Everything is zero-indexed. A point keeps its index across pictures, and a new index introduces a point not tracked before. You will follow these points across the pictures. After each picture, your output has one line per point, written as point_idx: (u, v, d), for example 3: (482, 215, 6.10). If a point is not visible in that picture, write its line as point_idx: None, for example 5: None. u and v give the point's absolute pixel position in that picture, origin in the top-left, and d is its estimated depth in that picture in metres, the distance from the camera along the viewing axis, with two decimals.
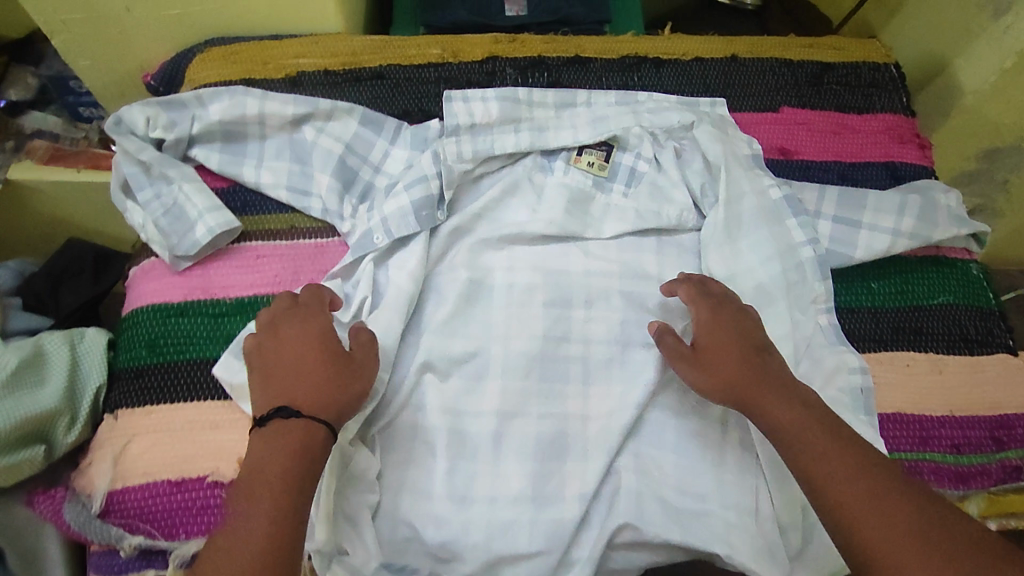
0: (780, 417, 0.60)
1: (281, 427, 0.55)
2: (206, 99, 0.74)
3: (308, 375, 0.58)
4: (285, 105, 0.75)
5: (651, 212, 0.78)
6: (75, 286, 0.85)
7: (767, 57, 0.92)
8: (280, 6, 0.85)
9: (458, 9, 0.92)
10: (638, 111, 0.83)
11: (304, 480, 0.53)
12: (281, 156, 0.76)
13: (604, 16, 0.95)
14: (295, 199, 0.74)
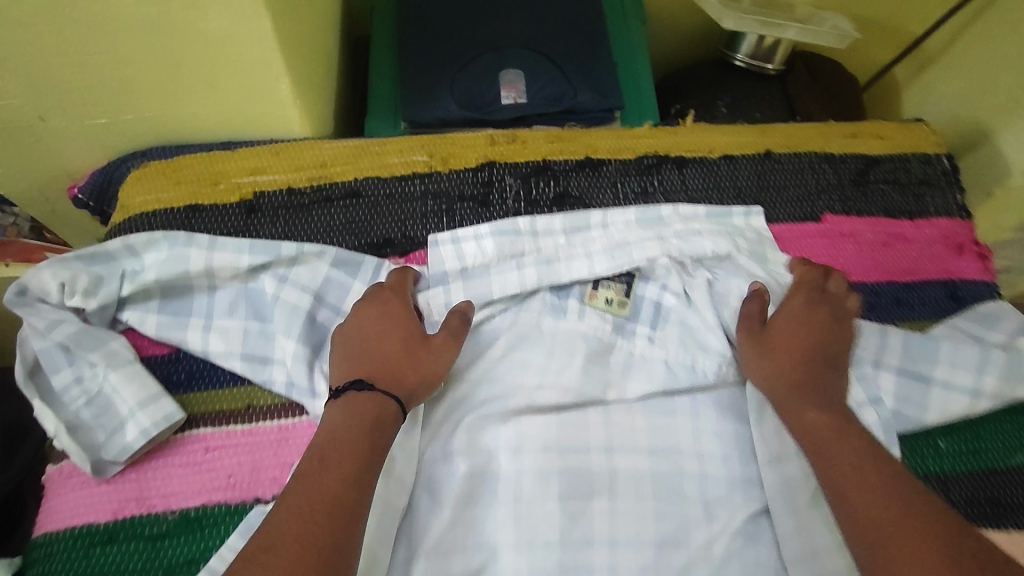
0: (817, 424, 0.58)
1: (358, 396, 0.56)
2: (140, 249, 0.63)
3: (386, 353, 0.59)
4: (239, 253, 0.64)
5: (682, 365, 0.67)
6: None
7: (805, 152, 0.79)
8: (231, 112, 0.70)
9: (448, 103, 0.79)
10: (665, 238, 0.71)
11: (376, 449, 0.53)
12: (237, 311, 0.65)
13: (614, 103, 0.82)
14: (254, 370, 0.62)
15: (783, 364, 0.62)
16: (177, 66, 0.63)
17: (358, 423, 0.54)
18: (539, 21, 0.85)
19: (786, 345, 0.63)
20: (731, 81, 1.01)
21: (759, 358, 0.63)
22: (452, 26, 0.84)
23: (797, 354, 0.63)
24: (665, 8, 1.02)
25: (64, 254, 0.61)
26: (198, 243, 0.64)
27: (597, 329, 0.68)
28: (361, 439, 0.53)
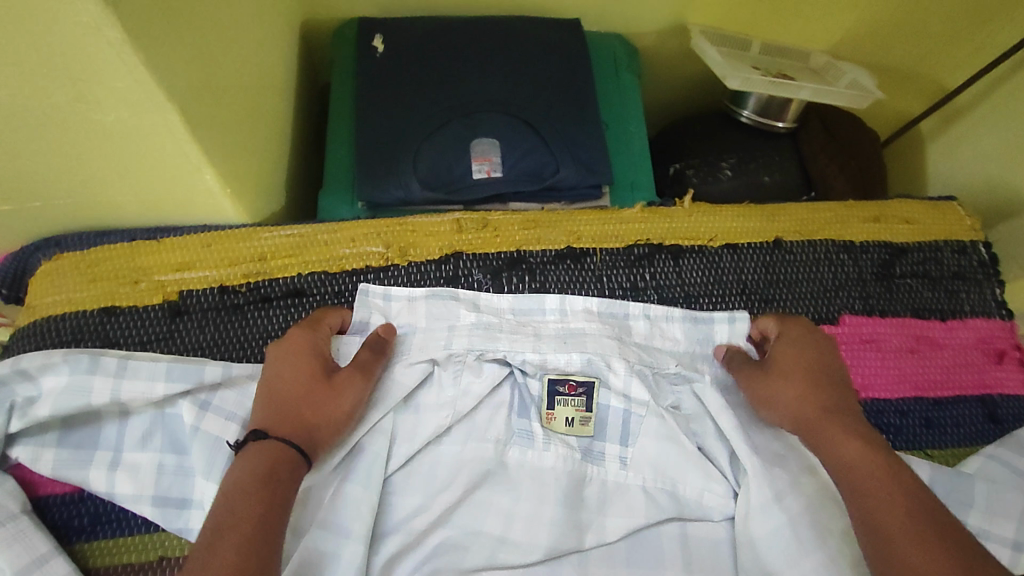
0: (838, 446, 0.51)
1: (260, 448, 0.49)
2: (32, 371, 0.53)
3: (281, 399, 0.52)
4: (152, 377, 0.54)
5: (665, 493, 0.59)
6: None
7: (820, 240, 0.69)
8: (153, 200, 0.61)
9: (411, 181, 0.69)
10: (624, 344, 0.62)
11: (277, 501, 0.46)
12: (151, 442, 0.55)
13: (602, 178, 0.72)
14: (166, 516, 0.53)
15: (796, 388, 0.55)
16: (77, 156, 0.53)
17: (266, 462, 0.48)
18: (517, 80, 0.76)
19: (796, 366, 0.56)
20: (736, 139, 0.89)
21: (772, 396, 0.56)
22: (420, 88, 0.74)
23: (797, 360, 0.56)
24: (664, 55, 0.91)
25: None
26: (105, 369, 0.54)
27: (563, 460, 0.59)
28: (262, 494, 0.46)
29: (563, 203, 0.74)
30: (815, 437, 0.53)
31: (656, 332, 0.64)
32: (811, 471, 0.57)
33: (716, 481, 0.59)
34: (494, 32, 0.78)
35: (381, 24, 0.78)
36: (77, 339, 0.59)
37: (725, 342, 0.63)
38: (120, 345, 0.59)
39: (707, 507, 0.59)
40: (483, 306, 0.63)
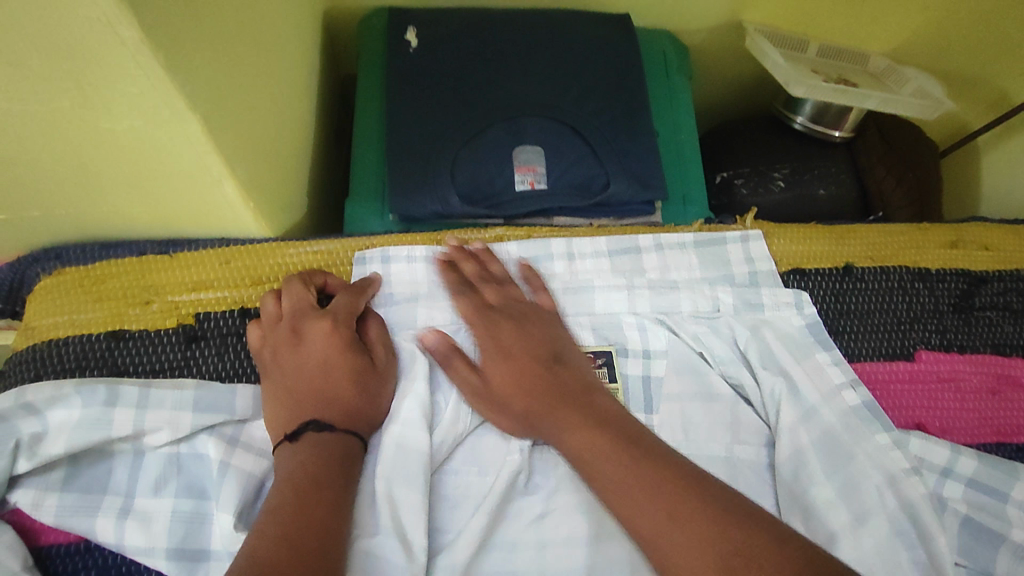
0: (576, 444, 0.45)
1: (317, 438, 0.46)
2: (40, 405, 0.48)
3: (328, 383, 0.48)
4: (174, 410, 0.50)
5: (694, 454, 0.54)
6: None
7: (894, 266, 0.63)
8: (167, 212, 0.54)
9: (448, 194, 0.63)
10: (637, 287, 0.59)
11: (336, 477, 0.44)
12: (163, 489, 0.48)
13: (656, 192, 0.66)
14: (183, 572, 0.46)
15: (522, 406, 0.49)
16: (81, 167, 0.47)
17: (318, 453, 0.45)
18: (563, 82, 0.69)
19: (508, 377, 0.50)
20: (791, 148, 0.83)
21: (495, 414, 0.51)
22: (456, 88, 0.68)
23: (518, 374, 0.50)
24: (713, 55, 0.85)
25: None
26: (125, 400, 0.49)
27: None
28: (321, 471, 0.44)
29: (611, 220, 0.67)
30: (587, 471, 0.44)
31: (670, 265, 0.61)
32: (838, 400, 0.55)
33: (742, 412, 0.56)
34: (537, 27, 0.72)
35: (413, 17, 0.71)
36: (82, 368, 0.53)
37: (742, 262, 0.62)
38: (129, 374, 0.53)
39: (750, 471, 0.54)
40: (489, 257, 0.59)
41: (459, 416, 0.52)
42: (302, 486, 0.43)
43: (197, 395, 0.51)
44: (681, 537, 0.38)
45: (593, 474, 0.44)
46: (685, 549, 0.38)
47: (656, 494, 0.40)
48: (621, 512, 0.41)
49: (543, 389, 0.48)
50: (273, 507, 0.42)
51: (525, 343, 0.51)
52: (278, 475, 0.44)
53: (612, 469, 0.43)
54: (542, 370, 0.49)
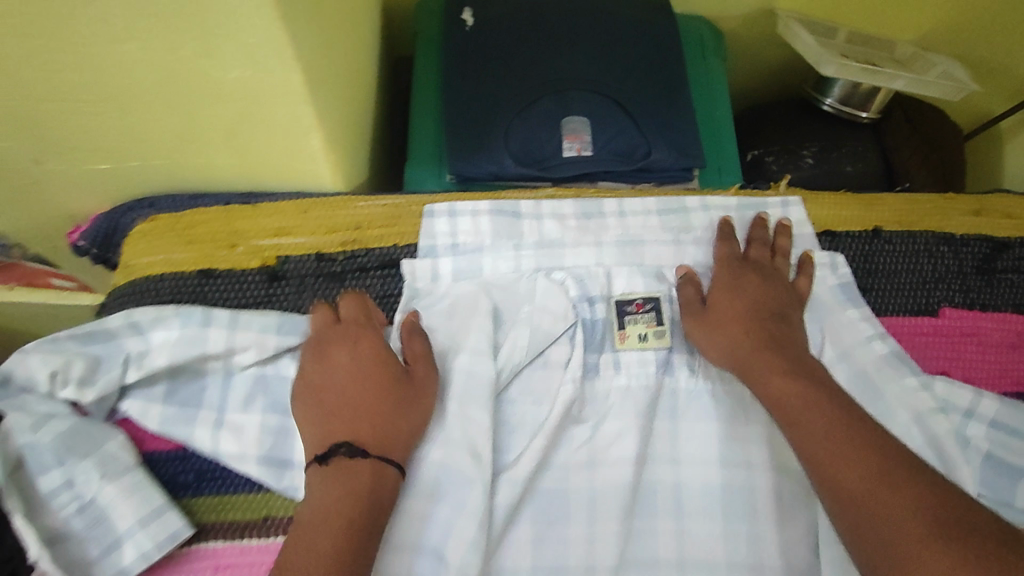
0: (774, 389, 0.52)
1: (344, 465, 0.46)
2: (144, 327, 0.53)
3: (360, 398, 0.50)
4: (261, 334, 0.54)
5: (734, 391, 0.59)
6: None
7: (920, 231, 0.67)
8: (254, 164, 0.60)
9: (502, 156, 0.68)
10: (682, 242, 0.64)
11: (364, 502, 0.45)
12: (252, 404, 0.54)
13: (696, 160, 0.71)
14: (272, 476, 0.52)
15: (732, 336, 0.56)
16: (188, 116, 0.53)
17: (342, 481, 0.46)
18: (607, 59, 0.74)
19: (733, 320, 0.56)
20: (820, 128, 0.87)
21: (709, 339, 0.57)
22: (509, 62, 0.73)
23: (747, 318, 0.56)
24: (745, 40, 0.90)
25: (57, 334, 0.52)
26: (218, 323, 0.54)
27: (643, 379, 0.59)
28: (346, 499, 0.45)
29: (653, 185, 0.72)
30: (786, 419, 0.50)
31: (714, 223, 0.66)
32: (865, 349, 0.60)
33: None
34: (583, 10, 0.77)
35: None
36: (177, 301, 0.58)
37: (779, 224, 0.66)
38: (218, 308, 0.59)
39: None
40: (547, 212, 0.64)
41: (519, 350, 0.57)
42: (349, 492, 0.45)
43: (279, 324, 0.55)
44: (855, 477, 0.45)
45: (794, 425, 0.50)
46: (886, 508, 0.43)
47: (865, 455, 0.46)
48: (781, 416, 0.51)
49: (772, 341, 0.54)
50: (302, 542, 0.43)
51: (761, 291, 0.58)
52: (306, 503, 0.46)
53: (823, 418, 0.49)
54: (767, 321, 0.56)
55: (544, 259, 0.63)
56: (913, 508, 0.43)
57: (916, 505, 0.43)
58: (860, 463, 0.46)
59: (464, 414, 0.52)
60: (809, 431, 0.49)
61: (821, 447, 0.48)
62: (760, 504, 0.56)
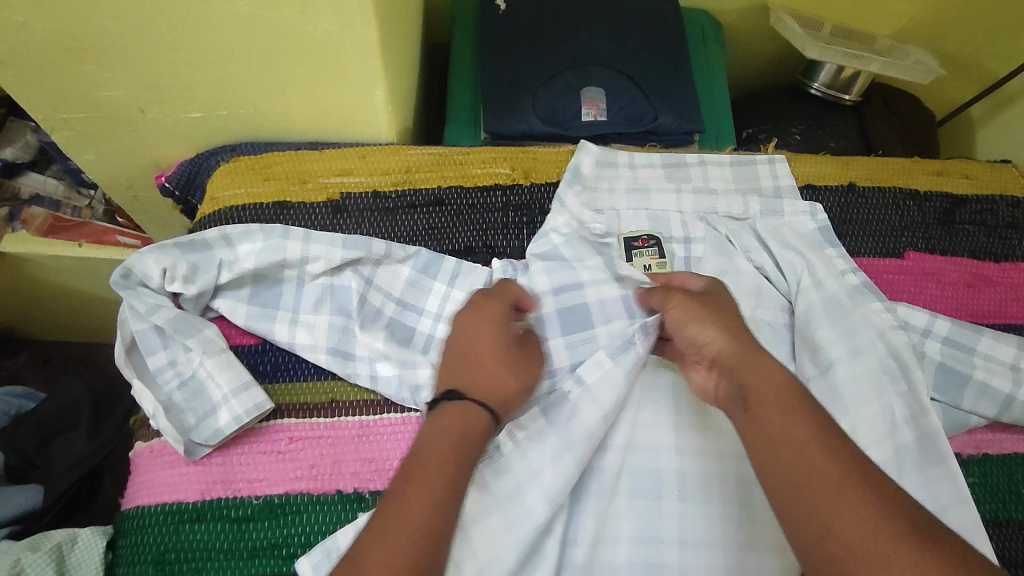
0: (758, 387, 0.49)
1: (449, 414, 0.51)
2: (234, 239, 0.64)
3: (482, 354, 0.55)
4: (330, 247, 0.65)
5: None
6: (69, 444, 0.72)
7: (889, 187, 0.78)
8: (323, 112, 0.72)
9: (531, 117, 0.80)
10: (683, 191, 0.75)
11: (461, 463, 0.48)
12: (321, 306, 0.65)
13: (695, 125, 0.82)
14: (336, 364, 0.63)
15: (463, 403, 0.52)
16: (277, 68, 0.65)
17: (452, 438, 0.49)
18: (619, 40, 0.86)
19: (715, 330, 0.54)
20: (807, 109, 0.99)
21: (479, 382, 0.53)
22: (535, 41, 0.84)
23: (727, 323, 0.55)
24: (741, 32, 1.01)
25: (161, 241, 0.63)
26: (294, 236, 0.65)
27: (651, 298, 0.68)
28: (450, 452, 0.48)
29: (658, 147, 0.83)
30: (754, 415, 0.48)
31: (711, 176, 0.77)
32: (841, 278, 0.70)
33: (764, 285, 0.71)
34: None
35: None
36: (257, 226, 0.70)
37: (767, 178, 0.77)
38: None
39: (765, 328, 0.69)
40: (576, 165, 0.75)
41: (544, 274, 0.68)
42: (445, 447, 0.48)
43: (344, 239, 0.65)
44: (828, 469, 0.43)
45: (758, 422, 0.48)
46: (852, 508, 0.41)
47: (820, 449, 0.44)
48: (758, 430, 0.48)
49: (737, 350, 0.53)
50: (409, 491, 0.45)
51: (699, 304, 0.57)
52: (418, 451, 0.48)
53: (780, 411, 0.47)
54: (738, 333, 0.54)
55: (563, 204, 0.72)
56: (877, 509, 0.41)
57: (867, 504, 0.41)
58: (833, 459, 0.44)
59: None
60: (785, 441, 0.46)
61: (785, 446, 0.45)
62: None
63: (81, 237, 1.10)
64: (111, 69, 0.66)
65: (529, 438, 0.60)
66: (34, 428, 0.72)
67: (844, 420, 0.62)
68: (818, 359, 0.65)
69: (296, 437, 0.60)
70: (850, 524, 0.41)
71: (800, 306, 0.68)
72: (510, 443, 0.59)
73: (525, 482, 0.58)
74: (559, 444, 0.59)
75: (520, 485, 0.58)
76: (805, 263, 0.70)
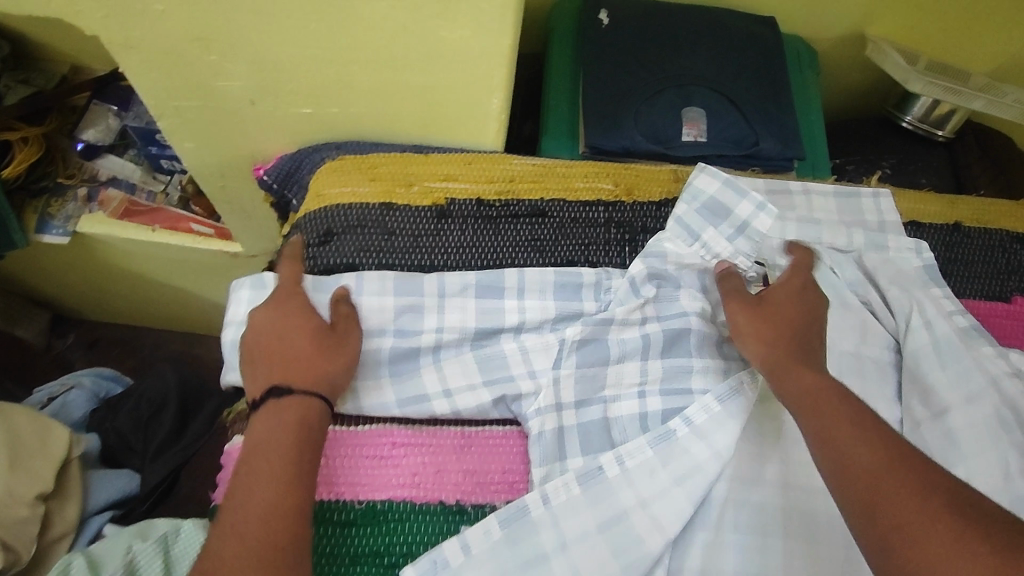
0: (803, 384, 0.55)
1: (275, 406, 0.53)
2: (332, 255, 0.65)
3: (299, 346, 0.56)
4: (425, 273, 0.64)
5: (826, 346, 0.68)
6: (161, 427, 0.84)
7: (996, 229, 0.76)
8: (433, 114, 0.72)
9: (634, 133, 0.79)
10: (787, 218, 0.74)
11: (299, 452, 0.51)
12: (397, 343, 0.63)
13: (797, 153, 0.81)
14: (412, 412, 0.62)
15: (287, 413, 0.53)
16: (397, 69, 0.65)
17: (283, 424, 0.52)
18: (720, 62, 0.85)
19: (776, 324, 0.59)
20: (897, 143, 0.97)
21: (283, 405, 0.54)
22: (637, 57, 0.84)
23: (788, 328, 0.59)
24: (834, 60, 1.00)
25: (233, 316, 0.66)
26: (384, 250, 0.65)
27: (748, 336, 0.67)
28: (289, 449, 0.51)
29: (757, 171, 0.82)
30: (812, 412, 0.53)
31: (815, 206, 0.75)
32: (953, 318, 0.68)
33: (871, 319, 0.69)
34: (700, 18, 0.87)
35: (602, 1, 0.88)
36: (363, 225, 0.68)
37: (874, 212, 0.75)
38: (398, 234, 0.69)
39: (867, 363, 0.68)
40: (698, 188, 0.71)
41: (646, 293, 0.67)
42: (279, 441, 0.51)
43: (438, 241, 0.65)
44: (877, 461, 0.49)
45: (814, 417, 0.53)
46: (909, 502, 0.46)
47: (876, 443, 0.50)
48: (803, 413, 0.54)
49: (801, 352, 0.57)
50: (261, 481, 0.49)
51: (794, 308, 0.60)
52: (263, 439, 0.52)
53: (836, 409, 0.52)
54: (804, 340, 0.58)
55: (679, 227, 0.70)
56: (922, 499, 0.46)
57: (925, 489, 0.46)
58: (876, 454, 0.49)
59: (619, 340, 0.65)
60: (829, 425, 0.51)
61: (844, 440, 0.50)
62: None
63: (155, 222, 1.11)
64: (233, 60, 0.66)
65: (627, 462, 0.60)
66: (131, 414, 0.83)
67: (960, 466, 0.60)
68: (930, 402, 0.64)
69: (399, 444, 0.60)
70: (897, 513, 0.46)
71: (910, 345, 0.66)
72: (616, 467, 0.59)
73: (631, 508, 0.58)
74: (664, 476, 0.59)
75: (625, 511, 0.58)
76: (914, 302, 0.68)
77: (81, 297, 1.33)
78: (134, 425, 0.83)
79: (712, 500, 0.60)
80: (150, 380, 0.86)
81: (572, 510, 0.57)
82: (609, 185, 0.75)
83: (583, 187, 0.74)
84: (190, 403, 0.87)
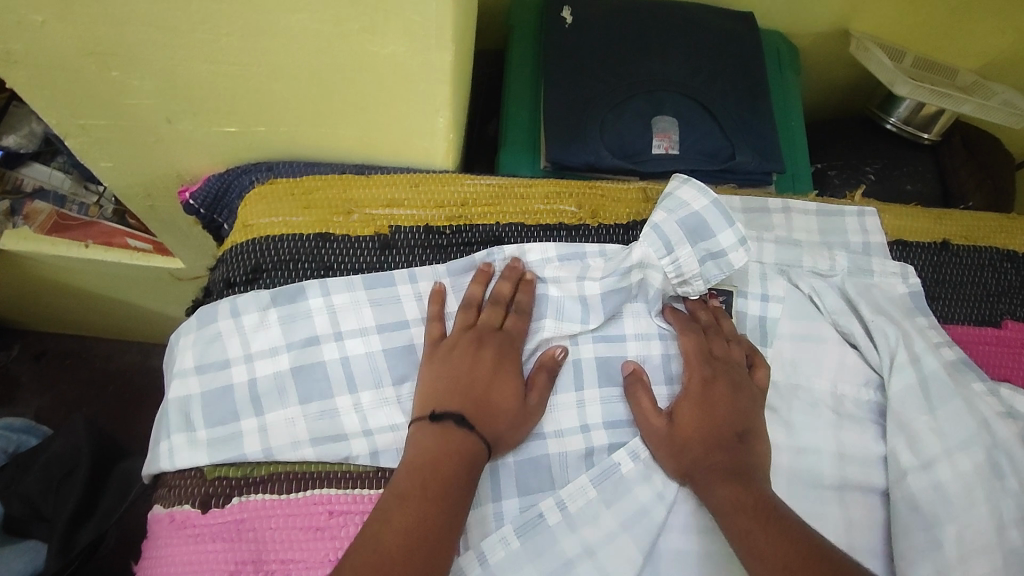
0: (718, 497, 0.51)
1: (456, 436, 0.52)
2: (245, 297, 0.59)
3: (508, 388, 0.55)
4: (363, 326, 0.59)
5: (801, 385, 0.63)
6: (67, 492, 0.79)
7: (985, 247, 0.71)
8: (375, 129, 0.64)
9: (599, 148, 0.72)
10: (764, 240, 0.68)
11: (469, 485, 0.51)
12: (307, 404, 0.57)
13: (777, 165, 0.75)
14: (330, 451, 0.55)
15: (454, 435, 0.52)
16: (329, 84, 0.57)
17: (449, 450, 0.51)
18: (694, 64, 0.78)
19: (692, 435, 0.55)
20: (881, 146, 0.92)
21: (444, 439, 0.52)
22: (603, 60, 0.76)
23: (709, 429, 0.55)
24: (816, 56, 0.93)
25: (180, 367, 0.58)
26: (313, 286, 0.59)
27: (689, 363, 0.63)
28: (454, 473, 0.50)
29: (734, 186, 0.76)
30: (730, 525, 0.50)
31: (794, 226, 0.70)
32: (940, 350, 0.63)
33: (852, 352, 0.64)
34: (673, 15, 0.80)
35: None
36: (295, 261, 0.61)
37: (857, 232, 0.70)
38: (333, 270, 0.62)
39: (844, 402, 0.63)
40: (657, 223, 0.62)
41: (574, 317, 0.61)
42: (451, 478, 0.50)
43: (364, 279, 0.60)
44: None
45: (737, 530, 0.49)
46: None
47: (800, 559, 0.45)
48: (723, 522, 0.50)
49: (726, 461, 0.53)
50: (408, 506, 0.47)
51: (733, 411, 0.56)
52: (445, 467, 0.50)
53: (751, 521, 0.49)
54: (726, 440, 0.55)
55: (655, 238, 0.61)
56: None
57: None
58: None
59: (552, 367, 0.60)
60: (750, 534, 0.48)
61: (768, 560, 0.46)
62: (825, 489, 0.59)
63: (88, 238, 1.03)
64: (139, 76, 0.57)
65: (580, 514, 0.55)
66: (39, 474, 0.79)
67: (950, 523, 0.56)
68: (918, 449, 0.59)
69: (341, 508, 0.54)
70: None
71: (894, 382, 0.61)
72: (557, 515, 0.54)
73: (576, 558, 0.53)
74: (630, 543, 0.54)
75: (569, 562, 0.53)
76: (900, 333, 0.63)
77: (17, 313, 1.24)
78: (42, 488, 0.79)
79: (682, 558, 0.55)
80: (61, 436, 0.83)
81: (512, 567, 0.52)
82: (572, 207, 0.68)
83: (543, 211, 0.67)
84: (101, 464, 0.84)
